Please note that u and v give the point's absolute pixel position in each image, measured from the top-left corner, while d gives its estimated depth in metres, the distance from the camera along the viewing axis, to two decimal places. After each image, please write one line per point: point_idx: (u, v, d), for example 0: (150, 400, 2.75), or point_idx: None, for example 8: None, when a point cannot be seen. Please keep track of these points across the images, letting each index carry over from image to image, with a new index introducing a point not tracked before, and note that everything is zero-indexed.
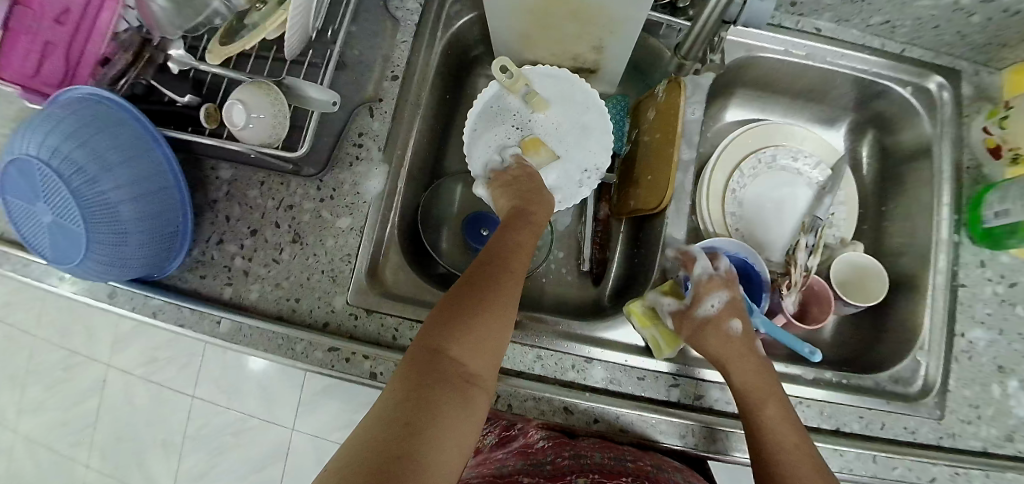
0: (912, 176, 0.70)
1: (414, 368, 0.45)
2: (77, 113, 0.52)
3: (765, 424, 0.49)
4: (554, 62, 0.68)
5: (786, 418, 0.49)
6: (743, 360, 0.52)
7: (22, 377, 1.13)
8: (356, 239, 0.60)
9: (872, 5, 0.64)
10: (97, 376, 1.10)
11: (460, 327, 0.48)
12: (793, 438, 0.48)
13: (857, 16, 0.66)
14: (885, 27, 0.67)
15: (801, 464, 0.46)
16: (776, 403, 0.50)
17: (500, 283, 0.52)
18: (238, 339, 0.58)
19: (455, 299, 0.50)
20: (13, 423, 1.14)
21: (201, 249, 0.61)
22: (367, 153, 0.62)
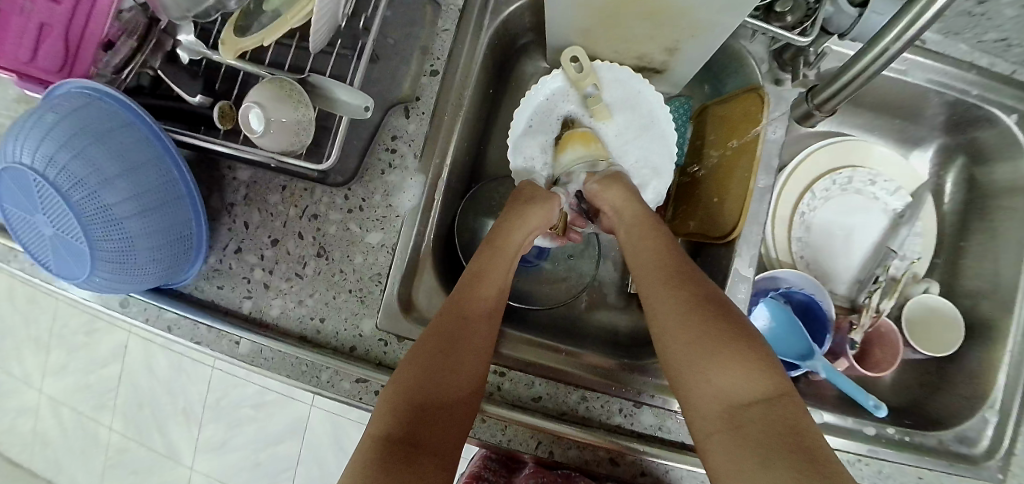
0: (1003, 212, 0.62)
1: (373, 455, 0.43)
2: (76, 113, 0.45)
3: (672, 321, 0.48)
4: (616, 58, 0.59)
5: (694, 308, 0.47)
6: (646, 260, 0.52)
7: (44, 340, 1.13)
8: (387, 257, 0.54)
9: (992, 19, 0.54)
10: (118, 344, 1.10)
11: (416, 400, 0.45)
12: (697, 333, 0.46)
13: (971, 30, 0.56)
14: (1000, 45, 0.57)
15: (705, 358, 0.45)
16: (678, 294, 0.48)
17: (457, 337, 0.49)
18: (259, 361, 0.54)
19: (419, 362, 0.47)
20: (37, 382, 1.14)
21: (217, 258, 0.56)
22: (401, 160, 0.55)
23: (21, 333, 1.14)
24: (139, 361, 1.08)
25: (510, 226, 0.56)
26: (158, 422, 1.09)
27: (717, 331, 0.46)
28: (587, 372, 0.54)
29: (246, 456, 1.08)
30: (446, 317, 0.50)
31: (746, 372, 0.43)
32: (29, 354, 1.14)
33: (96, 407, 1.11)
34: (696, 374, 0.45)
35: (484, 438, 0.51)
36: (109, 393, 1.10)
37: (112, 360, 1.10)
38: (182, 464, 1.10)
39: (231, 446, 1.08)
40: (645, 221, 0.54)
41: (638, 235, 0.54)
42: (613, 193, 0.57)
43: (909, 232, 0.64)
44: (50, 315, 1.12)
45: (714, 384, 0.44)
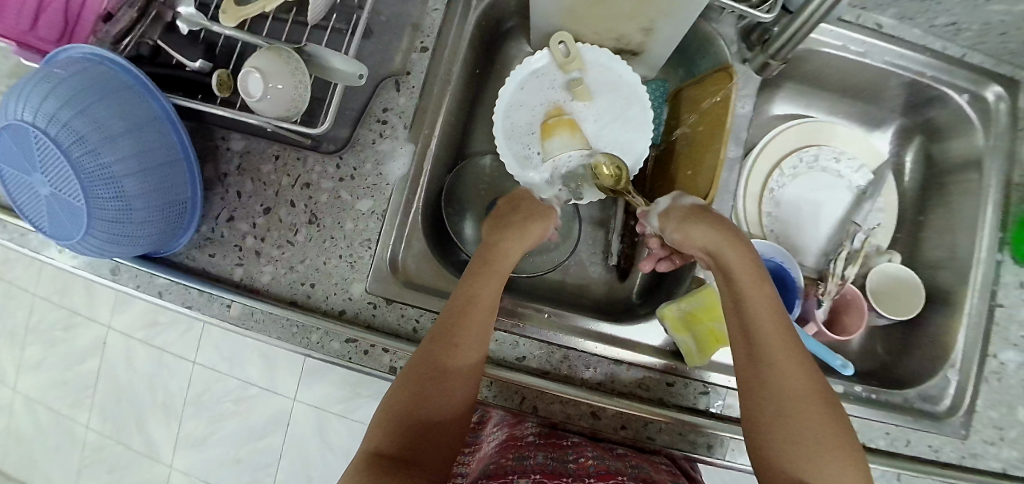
0: (957, 187, 0.67)
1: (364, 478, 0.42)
2: (78, 76, 0.47)
3: (775, 392, 0.44)
4: (596, 40, 0.63)
5: (805, 388, 0.44)
6: (755, 314, 0.47)
7: (21, 336, 1.11)
8: (376, 223, 0.56)
9: (942, 4, 0.59)
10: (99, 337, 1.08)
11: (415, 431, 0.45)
12: (803, 415, 0.43)
13: (923, 15, 0.61)
14: (951, 29, 0.62)
15: (804, 442, 0.42)
16: (788, 365, 0.45)
17: (455, 366, 0.47)
18: (250, 323, 0.55)
19: (410, 385, 0.46)
20: (12, 381, 1.12)
21: (209, 226, 0.57)
22: (391, 131, 0.57)
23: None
24: (119, 355, 1.07)
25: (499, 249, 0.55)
26: (137, 418, 1.07)
27: (821, 418, 0.43)
28: (570, 332, 0.56)
29: (227, 451, 1.06)
30: (459, 358, 0.47)
31: (846, 470, 0.41)
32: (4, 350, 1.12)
33: (73, 404, 1.09)
34: (786, 453, 0.43)
35: None
36: (88, 390, 1.09)
37: (92, 354, 1.08)
38: (161, 460, 1.08)
39: (212, 441, 1.06)
40: (752, 266, 0.50)
41: (738, 278, 0.49)
42: (699, 233, 0.51)
43: (871, 208, 0.69)
44: (26, 309, 1.10)
45: (809, 473, 0.42)
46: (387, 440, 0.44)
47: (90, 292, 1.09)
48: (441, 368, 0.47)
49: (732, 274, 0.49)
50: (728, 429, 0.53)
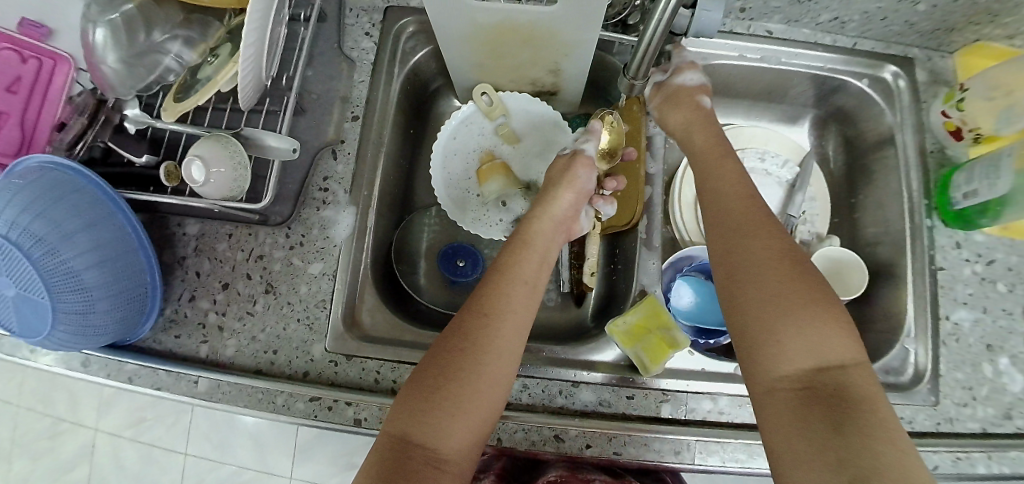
0: (877, 165, 0.70)
1: (385, 454, 0.44)
2: (35, 184, 0.51)
3: (755, 263, 0.50)
4: (515, 87, 0.68)
5: (777, 255, 0.50)
6: (724, 203, 0.55)
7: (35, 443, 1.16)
8: (329, 283, 0.59)
9: (818, 4, 0.62)
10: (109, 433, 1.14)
11: (435, 403, 0.46)
12: (779, 276, 0.48)
13: (806, 15, 0.65)
14: (835, 24, 0.66)
15: (778, 305, 0.47)
16: (765, 241, 0.51)
17: (486, 348, 0.48)
18: (217, 396, 0.57)
19: (441, 353, 0.48)
20: None
21: (173, 309, 0.60)
22: (333, 197, 0.61)
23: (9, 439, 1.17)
24: (129, 448, 1.13)
25: (540, 218, 0.59)
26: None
27: (791, 279, 0.48)
28: (527, 361, 0.57)
29: None
30: (500, 342, 0.49)
31: (823, 329, 0.45)
32: (16, 460, 1.17)
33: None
34: (761, 319, 0.47)
35: None
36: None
37: (102, 451, 1.14)
38: None
39: None
40: (734, 163, 0.57)
41: (717, 174, 0.57)
42: (678, 114, 0.63)
43: (803, 199, 0.72)
44: (36, 416, 1.15)
45: (790, 334, 0.46)
46: (416, 422, 0.45)
47: (94, 392, 1.14)
48: (482, 348, 0.48)
49: (711, 174, 0.57)
50: (692, 434, 0.54)
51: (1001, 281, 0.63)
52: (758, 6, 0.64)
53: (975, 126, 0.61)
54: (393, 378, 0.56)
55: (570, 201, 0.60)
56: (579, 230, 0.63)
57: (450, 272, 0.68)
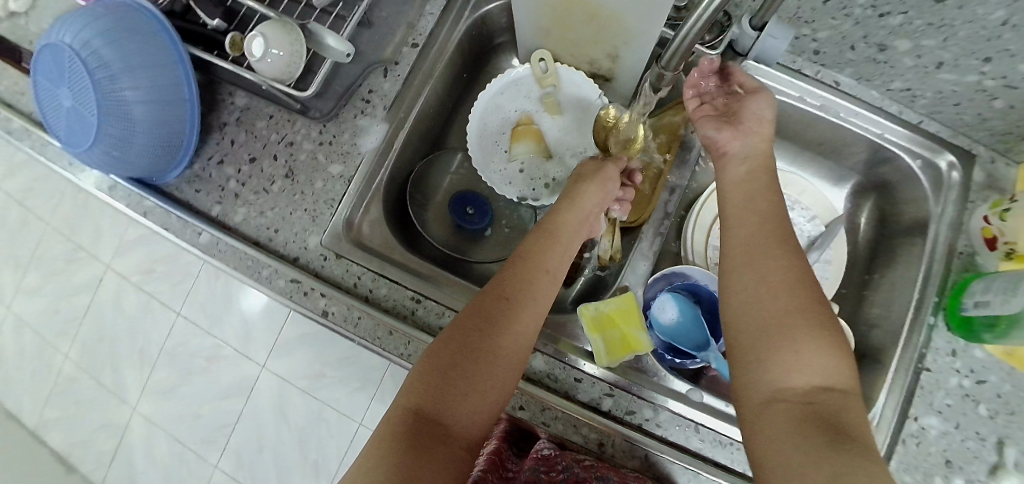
0: (903, 251, 0.69)
1: (395, 431, 0.46)
2: (115, 17, 0.58)
3: (778, 288, 0.47)
4: (571, 62, 0.69)
5: (796, 276, 0.48)
6: (749, 216, 0.52)
7: (81, 256, 1.33)
8: (343, 186, 0.63)
9: (894, 68, 0.61)
10: (138, 270, 1.29)
11: (448, 385, 0.48)
12: (797, 299, 0.46)
13: (878, 77, 0.63)
14: (906, 95, 0.63)
15: (794, 330, 0.45)
16: (787, 264, 0.48)
17: (503, 335, 0.51)
18: (213, 252, 0.62)
19: (456, 335, 0.51)
20: (29, 299, 1.37)
21: (201, 166, 0.65)
22: (372, 109, 0.65)
23: (60, 246, 1.34)
24: (138, 291, 1.29)
25: (568, 207, 0.61)
26: (149, 346, 1.29)
27: (805, 302, 0.46)
28: None
29: (190, 406, 1.27)
30: (516, 330, 0.51)
31: (831, 358, 0.44)
32: (45, 271, 1.36)
33: (107, 323, 1.32)
34: (772, 340, 0.45)
35: (389, 351, 0.57)
36: (124, 313, 1.30)
37: (109, 286, 1.31)
38: (126, 403, 1.31)
39: (176, 393, 1.28)
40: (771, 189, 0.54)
41: (756, 193, 0.54)
42: (758, 123, 0.57)
43: (817, 258, 0.70)
44: (72, 237, 1.33)
45: (798, 359, 0.44)
46: (428, 395, 0.48)
47: (119, 234, 1.30)
48: (497, 335, 0.51)
49: (752, 185, 0.54)
50: (623, 432, 0.56)
51: (984, 404, 0.61)
52: (833, 53, 0.62)
53: (1011, 241, 0.58)
54: (370, 288, 0.60)
55: (598, 194, 0.61)
56: (599, 232, 0.64)
57: (459, 218, 0.70)
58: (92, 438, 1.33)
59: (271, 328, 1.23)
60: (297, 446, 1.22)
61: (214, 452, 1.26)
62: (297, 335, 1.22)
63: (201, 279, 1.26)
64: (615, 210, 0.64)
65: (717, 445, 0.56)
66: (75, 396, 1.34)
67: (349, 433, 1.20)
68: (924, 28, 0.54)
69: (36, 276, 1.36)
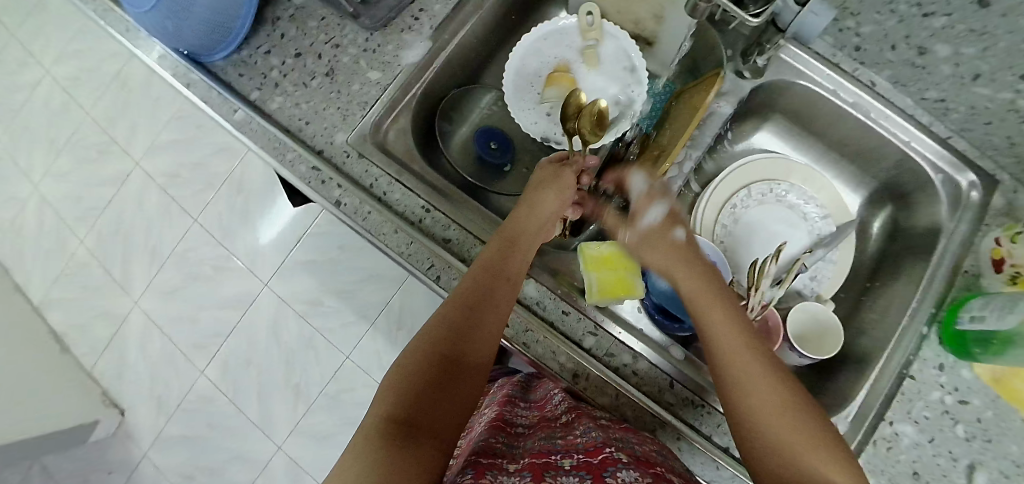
0: (910, 263, 0.69)
1: (365, 442, 0.42)
2: None
3: (753, 422, 0.45)
4: (618, 20, 0.72)
5: (766, 366, 0.48)
6: (708, 307, 0.53)
7: (115, 149, 1.37)
8: (377, 92, 0.65)
9: (932, 75, 0.61)
10: (166, 173, 1.33)
11: (416, 396, 0.46)
12: (773, 387, 0.46)
13: (915, 83, 0.63)
14: (940, 106, 0.64)
15: (780, 420, 0.44)
16: (752, 358, 0.48)
17: (472, 343, 0.52)
18: (245, 130, 0.64)
19: (421, 349, 0.51)
20: (57, 182, 1.42)
21: (248, 53, 0.68)
22: (418, 26, 0.67)
23: (98, 136, 1.38)
24: (161, 192, 1.33)
25: (527, 213, 0.61)
26: (161, 246, 1.33)
27: (782, 390, 0.46)
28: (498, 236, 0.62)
29: (188, 310, 1.31)
30: (485, 330, 0.52)
31: (823, 443, 0.43)
32: (76, 158, 1.41)
33: (126, 218, 1.36)
34: (764, 438, 0.44)
35: (390, 248, 0.59)
36: (145, 211, 1.35)
37: (135, 182, 1.36)
38: (129, 296, 1.35)
39: (177, 296, 1.32)
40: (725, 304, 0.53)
41: (706, 287, 0.55)
42: (650, 217, 0.62)
43: (823, 255, 0.71)
44: (108, 130, 1.37)
45: (795, 450, 0.43)
46: (399, 406, 0.45)
47: (151, 135, 1.35)
48: (466, 341, 0.52)
49: (693, 281, 0.55)
50: (600, 371, 0.57)
51: (961, 426, 0.59)
52: (873, 51, 0.63)
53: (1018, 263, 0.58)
54: (385, 191, 0.62)
55: (556, 199, 0.62)
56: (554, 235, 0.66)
57: (481, 150, 0.72)
58: (89, 324, 1.37)
59: (279, 249, 1.27)
60: (284, 367, 1.24)
61: (202, 358, 1.30)
62: (304, 261, 1.25)
63: (221, 192, 1.30)
64: (570, 213, 0.66)
65: (688, 404, 0.57)
66: (83, 281, 1.38)
67: (335, 365, 1.22)
68: (965, 34, 0.55)
69: (68, 161, 1.41)
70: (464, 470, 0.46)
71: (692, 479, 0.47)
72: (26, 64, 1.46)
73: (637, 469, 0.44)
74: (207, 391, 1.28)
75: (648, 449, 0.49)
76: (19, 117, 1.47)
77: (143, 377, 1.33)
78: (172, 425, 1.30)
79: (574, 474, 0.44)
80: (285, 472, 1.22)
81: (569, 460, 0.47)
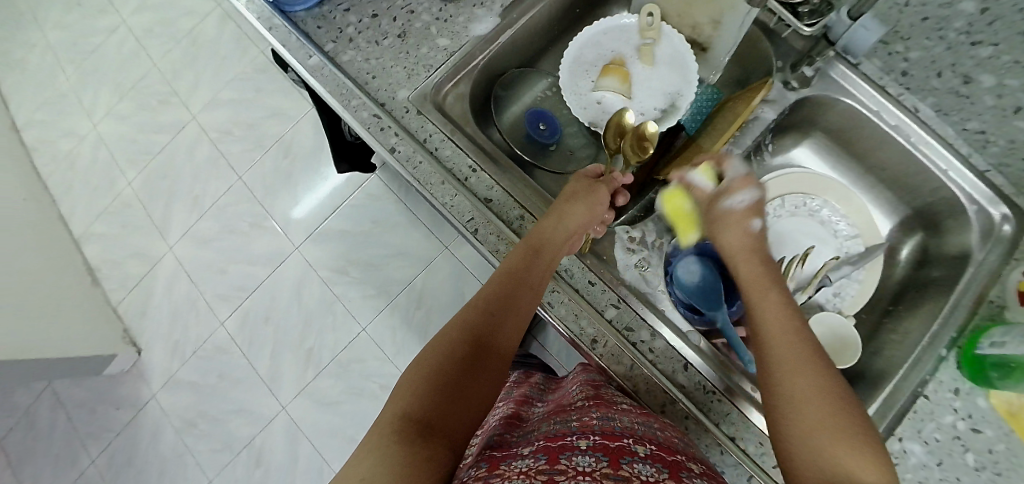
0: (936, 290, 0.70)
1: (384, 432, 0.45)
2: None
3: (771, 363, 0.48)
4: (677, 22, 0.73)
5: (791, 318, 0.51)
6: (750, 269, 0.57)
7: (177, 101, 1.45)
8: (442, 57, 0.69)
9: (975, 105, 0.63)
10: (220, 128, 1.40)
11: (437, 392, 0.50)
12: (793, 333, 0.49)
13: (959, 113, 0.66)
14: (981, 138, 0.66)
15: (794, 358, 0.47)
16: (780, 308, 0.52)
17: (489, 346, 0.57)
18: (316, 76, 0.69)
19: (444, 348, 0.55)
20: (116, 124, 1.50)
21: (328, 9, 0.73)
22: (490, 3, 0.71)
23: (163, 87, 1.47)
24: (213, 146, 1.40)
25: (553, 223, 0.61)
26: (203, 197, 1.39)
27: (802, 339, 0.49)
28: (538, 204, 0.65)
29: (218, 261, 1.36)
30: (501, 337, 0.58)
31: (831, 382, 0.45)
32: (138, 104, 1.48)
33: (176, 166, 1.42)
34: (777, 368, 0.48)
35: (434, 199, 0.63)
36: (194, 162, 1.41)
37: (190, 133, 1.42)
38: (165, 240, 1.41)
39: (211, 247, 1.37)
40: (780, 294, 0.53)
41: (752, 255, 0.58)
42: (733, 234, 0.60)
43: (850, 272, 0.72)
44: (174, 83, 1.45)
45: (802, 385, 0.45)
46: (421, 405, 0.48)
47: (213, 92, 1.42)
48: (483, 342, 0.56)
49: (739, 249, 0.59)
50: (618, 339, 0.59)
51: (972, 454, 0.58)
52: (919, 77, 0.66)
53: None
54: (436, 147, 0.65)
55: (587, 213, 0.62)
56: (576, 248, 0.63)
57: (531, 131, 0.76)
58: (124, 261, 1.43)
59: (315, 213, 1.31)
60: (301, 329, 1.27)
61: (224, 309, 1.34)
62: (337, 228, 1.29)
63: (268, 153, 1.36)
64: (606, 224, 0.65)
65: (701, 389, 0.57)
66: (124, 221, 1.44)
67: (350, 334, 1.24)
68: (1010, 65, 0.58)
69: (130, 105, 1.49)
70: (478, 463, 0.48)
71: (708, 469, 0.49)
72: (110, 14, 1.56)
73: (654, 462, 0.45)
74: (223, 341, 1.32)
75: (669, 435, 0.51)
76: (91, 59, 1.56)
77: (164, 319, 1.38)
78: (185, 370, 1.34)
79: (591, 453, 0.46)
80: (285, 432, 1.23)
81: (584, 441, 0.48)
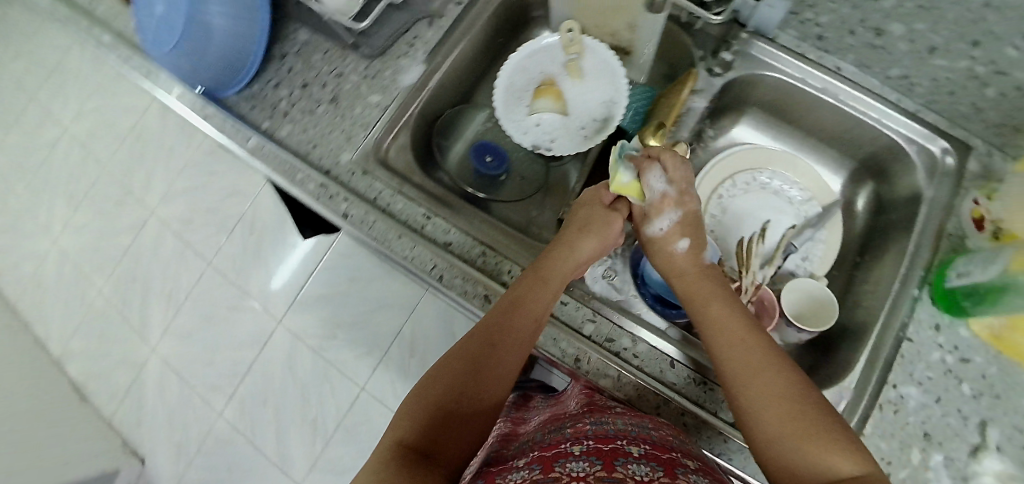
0: (896, 233, 0.72)
1: (374, 466, 0.45)
2: None
3: (729, 370, 0.50)
4: (596, 33, 0.76)
5: (735, 318, 0.54)
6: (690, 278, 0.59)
7: (131, 200, 1.43)
8: (378, 113, 0.70)
9: (892, 53, 0.66)
10: (180, 219, 1.38)
11: (434, 422, 0.49)
12: (741, 334, 0.52)
13: (880, 64, 0.69)
14: (904, 82, 0.69)
15: (744, 359, 0.50)
16: (724, 312, 0.54)
17: (491, 371, 0.54)
18: (257, 155, 0.69)
19: (442, 374, 0.53)
20: (75, 236, 1.48)
21: (258, 88, 0.74)
22: (414, 53, 0.73)
23: (115, 189, 1.45)
24: (176, 238, 1.38)
25: (563, 255, 0.60)
26: (176, 290, 1.37)
27: (751, 339, 0.51)
28: (499, 235, 0.66)
29: (204, 351, 1.33)
30: (505, 365, 0.55)
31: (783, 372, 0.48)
32: (94, 212, 1.47)
33: (143, 265, 1.40)
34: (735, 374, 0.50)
35: (395, 253, 0.63)
36: (160, 257, 1.39)
37: (151, 230, 1.41)
38: (146, 343, 1.38)
39: (193, 339, 1.34)
40: (720, 300, 0.55)
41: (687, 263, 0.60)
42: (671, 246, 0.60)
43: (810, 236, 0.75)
44: (126, 183, 1.44)
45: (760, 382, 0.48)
46: (415, 433, 0.48)
47: (165, 184, 1.40)
48: (485, 369, 0.54)
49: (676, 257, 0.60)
50: (601, 353, 0.59)
51: (968, 384, 0.60)
52: (833, 38, 0.69)
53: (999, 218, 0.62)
54: (388, 202, 0.66)
55: (598, 247, 0.61)
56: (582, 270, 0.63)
57: (479, 165, 0.75)
58: (109, 372, 1.40)
59: (292, 283, 1.30)
60: (300, 402, 1.25)
61: (219, 399, 1.31)
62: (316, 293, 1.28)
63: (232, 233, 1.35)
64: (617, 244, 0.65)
65: (691, 382, 0.58)
66: (101, 332, 1.42)
67: (351, 396, 1.23)
68: (915, 11, 0.60)
69: (86, 215, 1.47)
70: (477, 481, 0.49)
71: (705, 465, 0.49)
72: (48, 128, 1.55)
73: (649, 461, 0.45)
74: (224, 431, 1.29)
75: (665, 433, 0.51)
76: (37, 176, 1.54)
77: (161, 422, 1.34)
78: (192, 469, 1.30)
79: (585, 458, 0.46)
80: None
81: (579, 447, 0.48)
